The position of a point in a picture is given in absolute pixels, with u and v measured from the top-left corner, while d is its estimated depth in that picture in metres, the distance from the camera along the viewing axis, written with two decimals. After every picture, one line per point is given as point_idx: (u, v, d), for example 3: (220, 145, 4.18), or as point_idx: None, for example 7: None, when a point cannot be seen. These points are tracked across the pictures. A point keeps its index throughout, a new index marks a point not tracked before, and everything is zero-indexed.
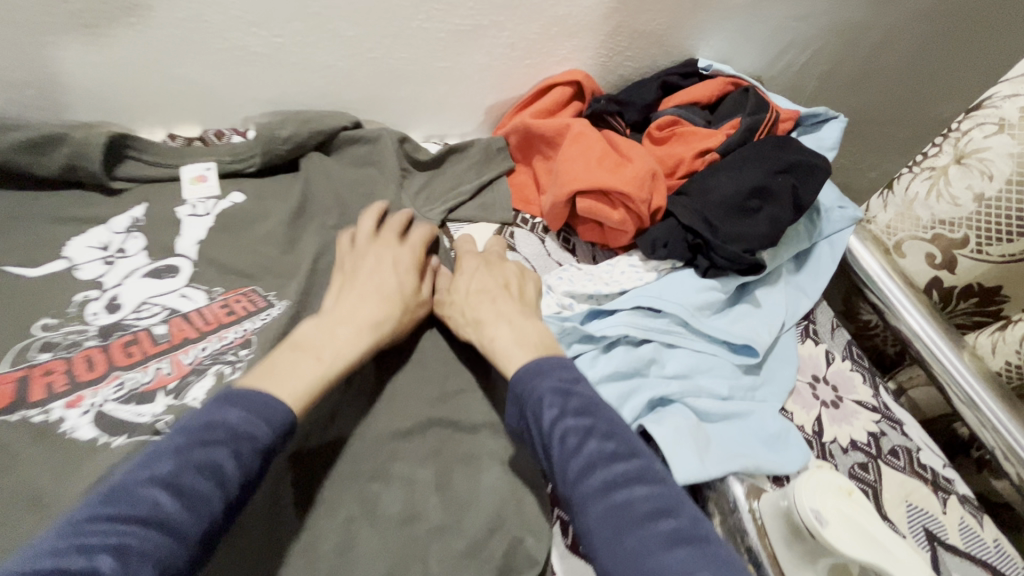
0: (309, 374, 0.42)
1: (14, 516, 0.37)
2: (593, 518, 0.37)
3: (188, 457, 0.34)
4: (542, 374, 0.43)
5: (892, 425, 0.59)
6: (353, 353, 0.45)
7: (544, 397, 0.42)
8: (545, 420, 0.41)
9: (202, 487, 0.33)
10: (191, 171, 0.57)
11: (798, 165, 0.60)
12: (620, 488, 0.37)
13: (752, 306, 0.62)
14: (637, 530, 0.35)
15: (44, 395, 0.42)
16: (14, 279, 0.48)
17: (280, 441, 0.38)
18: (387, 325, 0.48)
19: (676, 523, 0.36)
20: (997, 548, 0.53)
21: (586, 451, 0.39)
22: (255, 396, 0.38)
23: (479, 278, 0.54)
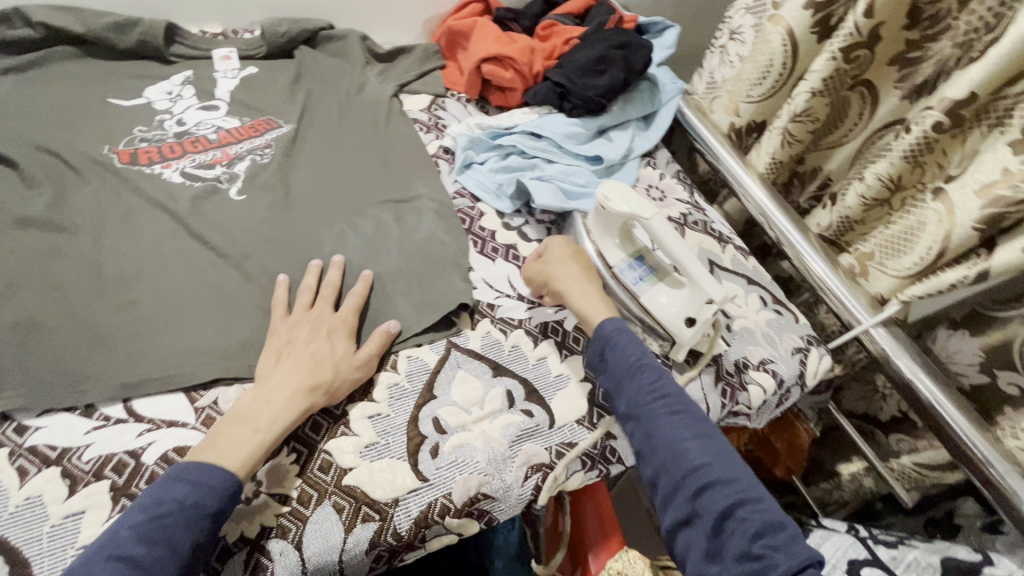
0: (250, 447, 0.47)
1: (144, 211, 0.64)
2: (664, 429, 0.52)
3: (143, 532, 0.41)
4: (622, 331, 0.59)
5: (697, 210, 0.90)
6: (289, 423, 0.50)
7: (624, 348, 0.57)
8: (632, 361, 0.56)
9: (153, 556, 0.40)
10: (220, 52, 0.84)
11: (629, 44, 0.90)
12: (679, 416, 0.53)
13: (607, 140, 0.91)
14: (696, 441, 0.52)
15: (149, 161, 0.69)
16: (115, 106, 0.74)
17: (227, 505, 0.45)
18: (322, 386, 0.52)
19: (720, 442, 0.53)
20: (754, 270, 0.83)
21: (658, 388, 0.55)
22: (201, 469, 0.45)
23: (568, 254, 0.67)
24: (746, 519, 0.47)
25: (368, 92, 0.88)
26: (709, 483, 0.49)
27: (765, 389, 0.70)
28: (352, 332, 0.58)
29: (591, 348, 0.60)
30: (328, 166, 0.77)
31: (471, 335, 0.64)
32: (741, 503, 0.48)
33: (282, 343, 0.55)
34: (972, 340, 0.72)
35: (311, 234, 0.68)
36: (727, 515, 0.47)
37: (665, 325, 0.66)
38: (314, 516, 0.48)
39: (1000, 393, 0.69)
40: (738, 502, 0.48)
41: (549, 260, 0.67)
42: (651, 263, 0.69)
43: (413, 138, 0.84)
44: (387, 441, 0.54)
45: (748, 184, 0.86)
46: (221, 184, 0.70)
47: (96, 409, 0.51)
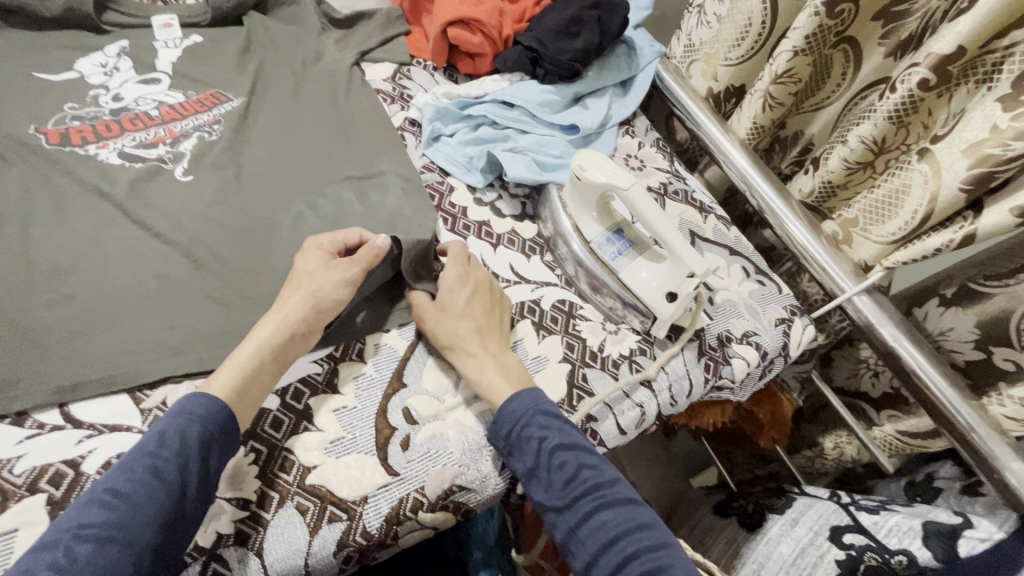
0: (227, 371, 0.46)
1: (80, 196, 0.59)
2: (588, 518, 0.47)
3: (128, 466, 0.40)
4: (534, 409, 0.50)
5: (677, 178, 0.87)
6: (258, 339, 0.49)
7: (532, 433, 0.49)
8: (541, 448, 0.49)
9: (139, 485, 0.39)
10: (159, 20, 0.78)
11: (604, 4, 0.85)
12: (600, 509, 0.47)
13: (582, 108, 0.87)
14: (623, 526, 0.46)
15: (82, 142, 0.64)
16: (44, 81, 0.68)
17: (217, 435, 0.44)
18: (294, 295, 0.52)
19: (651, 524, 0.47)
20: (736, 239, 0.80)
21: (572, 476, 0.48)
22: (183, 403, 0.44)
23: (459, 313, 0.56)
24: None
25: (325, 61, 0.82)
26: None
27: (748, 362, 0.68)
28: (335, 247, 0.56)
29: (496, 432, 0.51)
30: (284, 141, 0.71)
31: None
32: None
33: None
34: (965, 316, 0.69)
35: (268, 216, 0.63)
36: None
37: (645, 301, 0.64)
38: (276, 519, 0.45)
39: (994, 368, 0.68)
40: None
41: (443, 318, 0.56)
42: (630, 236, 0.67)
43: (377, 110, 0.78)
44: (352, 435, 0.50)
45: (729, 151, 0.83)
46: (165, 165, 0.64)
47: (28, 417, 0.46)
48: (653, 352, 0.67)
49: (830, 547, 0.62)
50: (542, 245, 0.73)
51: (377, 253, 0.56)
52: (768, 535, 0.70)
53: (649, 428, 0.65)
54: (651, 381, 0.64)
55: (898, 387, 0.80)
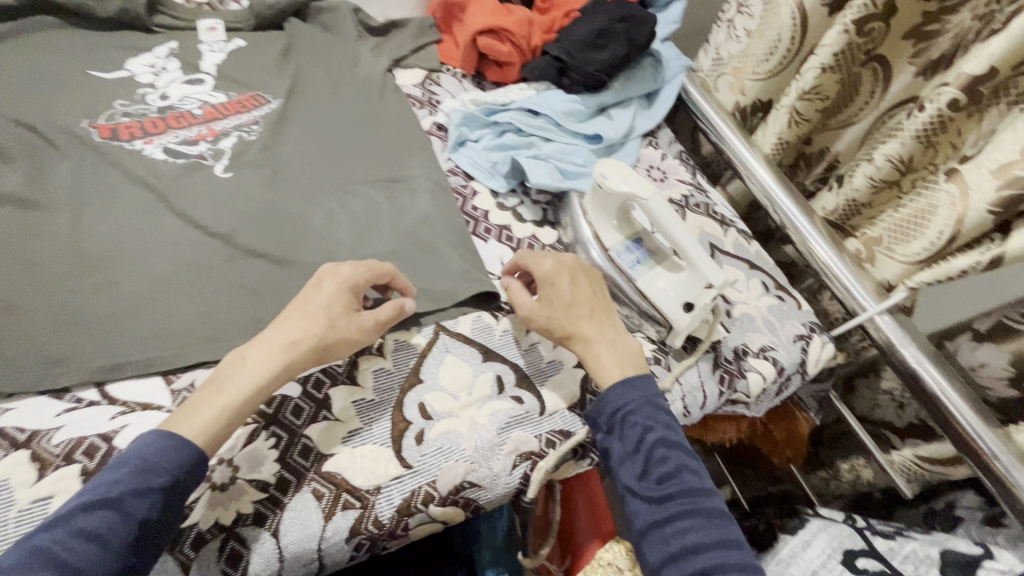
0: (210, 415, 0.44)
1: (125, 186, 0.62)
2: (677, 518, 0.48)
3: (80, 520, 0.37)
4: (644, 401, 0.53)
5: (698, 191, 0.87)
6: (259, 383, 0.46)
7: (639, 424, 0.52)
8: (643, 441, 0.51)
9: (87, 542, 0.37)
10: (205, 24, 0.82)
11: (632, 17, 0.86)
12: (690, 513, 0.48)
13: (607, 118, 0.88)
14: (711, 537, 0.46)
15: (130, 137, 0.67)
16: (97, 78, 0.72)
17: (183, 484, 0.41)
18: (307, 341, 0.48)
19: (739, 543, 0.47)
20: (757, 254, 0.80)
21: (670, 475, 0.49)
22: (153, 444, 0.41)
23: (570, 300, 0.57)
24: None
25: (361, 66, 0.85)
26: None
27: (764, 377, 0.68)
28: (364, 288, 0.54)
29: (602, 412, 0.54)
30: (317, 141, 0.74)
31: (460, 319, 0.62)
32: None
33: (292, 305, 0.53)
34: (998, 352, 0.68)
35: (300, 213, 0.66)
36: None
37: (662, 310, 0.64)
38: (292, 502, 0.46)
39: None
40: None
41: (552, 311, 0.57)
42: (649, 246, 0.68)
43: (406, 114, 0.81)
44: (369, 427, 0.52)
45: (753, 166, 0.83)
46: (206, 161, 0.68)
47: (69, 392, 0.49)
48: (668, 361, 0.67)
49: (845, 570, 0.60)
50: (564, 251, 0.74)
51: (399, 313, 0.55)
52: (779, 556, 0.68)
53: None
54: (666, 391, 0.64)
55: (924, 418, 0.78)
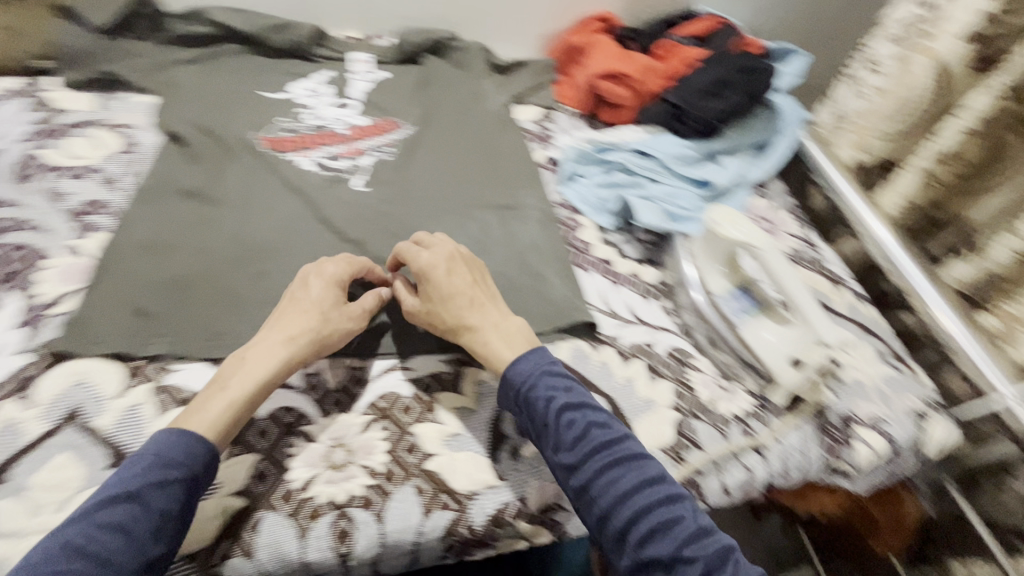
0: (217, 409, 0.47)
1: (282, 191, 0.71)
2: (598, 476, 0.48)
3: (109, 515, 0.40)
4: (539, 370, 0.53)
5: (808, 247, 0.84)
6: (262, 374, 0.49)
7: (541, 394, 0.51)
8: (550, 410, 0.50)
9: (115, 535, 0.40)
10: (357, 57, 0.94)
11: (754, 69, 0.87)
12: (612, 464, 0.48)
13: (716, 165, 0.88)
14: (634, 482, 0.48)
15: (287, 149, 0.77)
16: (266, 97, 0.84)
17: (200, 476, 0.44)
18: (303, 335, 0.52)
19: (663, 476, 0.49)
20: (871, 319, 0.76)
21: (584, 435, 0.50)
22: (166, 441, 0.44)
23: (449, 291, 0.57)
24: (695, 561, 0.44)
25: (485, 100, 0.92)
26: (652, 529, 0.46)
27: (874, 451, 0.63)
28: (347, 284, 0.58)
29: (507, 394, 0.53)
30: (442, 166, 0.81)
31: (560, 344, 0.64)
32: (687, 542, 0.45)
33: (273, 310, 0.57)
34: None
35: (422, 229, 0.72)
36: (676, 560, 0.44)
37: (766, 363, 0.63)
38: (397, 493, 0.49)
39: None
40: (686, 543, 0.45)
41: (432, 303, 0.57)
42: (756, 296, 0.68)
43: (523, 147, 0.86)
44: (471, 434, 0.54)
45: (871, 225, 0.85)
46: (348, 175, 0.76)
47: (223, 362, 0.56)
48: (767, 417, 0.63)
49: None
50: (664, 291, 0.74)
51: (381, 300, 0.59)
52: None
53: (754, 495, 0.62)
54: (764, 448, 0.61)
55: None
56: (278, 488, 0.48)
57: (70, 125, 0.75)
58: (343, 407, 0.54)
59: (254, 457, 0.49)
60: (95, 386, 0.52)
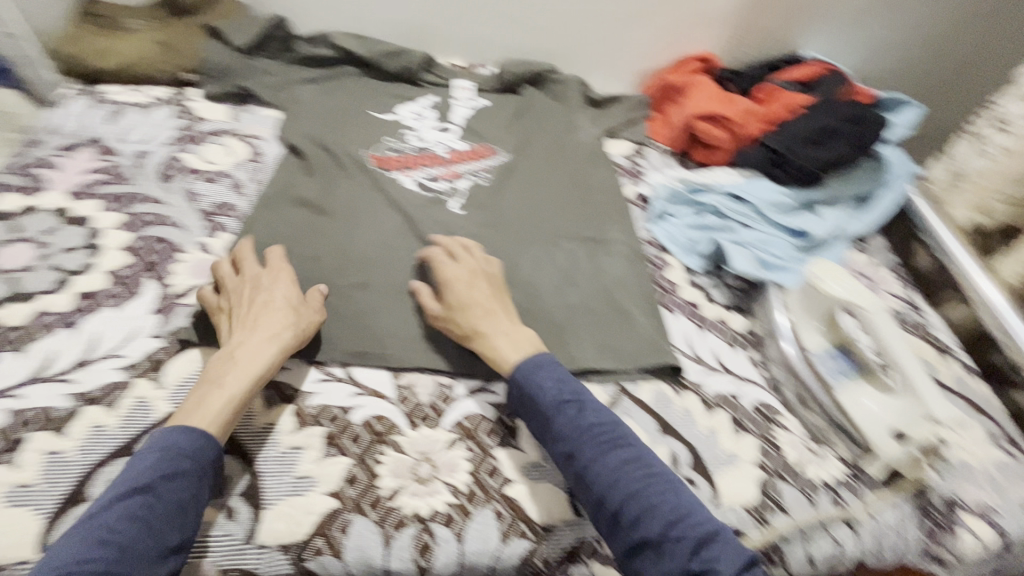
0: (217, 406, 0.50)
1: (385, 208, 0.76)
2: (592, 463, 0.50)
3: (127, 507, 0.43)
4: (541, 364, 0.56)
5: (912, 309, 0.79)
6: (257, 371, 0.53)
7: (543, 386, 0.54)
8: (552, 400, 0.53)
9: (133, 524, 0.42)
10: (460, 83, 0.98)
11: (864, 118, 0.84)
12: (607, 450, 0.51)
13: (814, 215, 0.85)
14: (624, 467, 0.50)
15: (391, 168, 0.82)
16: (376, 118, 0.89)
17: (208, 468, 0.47)
18: (288, 333, 0.56)
19: (651, 463, 0.51)
20: (982, 395, 0.71)
21: (580, 423, 0.52)
22: (173, 437, 0.47)
23: (465, 297, 0.60)
24: (682, 539, 0.46)
25: (579, 132, 0.94)
26: (642, 510, 0.47)
27: (982, 541, 0.57)
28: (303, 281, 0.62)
29: (512, 392, 0.56)
30: (534, 194, 0.83)
31: (643, 385, 0.64)
32: (675, 521, 0.47)
33: (237, 305, 0.58)
34: None
35: (513, 256, 0.74)
36: (664, 539, 0.46)
37: (864, 431, 0.60)
38: (477, 515, 0.50)
39: None
40: (674, 523, 0.47)
41: (448, 312, 0.60)
42: (857, 359, 0.65)
43: (614, 181, 0.87)
44: (550, 465, 0.55)
45: (986, 291, 0.80)
46: (446, 197, 0.79)
47: (323, 365, 0.59)
48: (860, 489, 0.60)
49: None
50: (752, 342, 0.72)
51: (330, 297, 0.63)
52: None
53: (841, 571, 0.58)
54: (856, 521, 0.57)
55: None
56: (367, 493, 0.50)
57: (207, 132, 0.83)
58: (430, 422, 0.56)
59: (347, 460, 0.52)
60: None
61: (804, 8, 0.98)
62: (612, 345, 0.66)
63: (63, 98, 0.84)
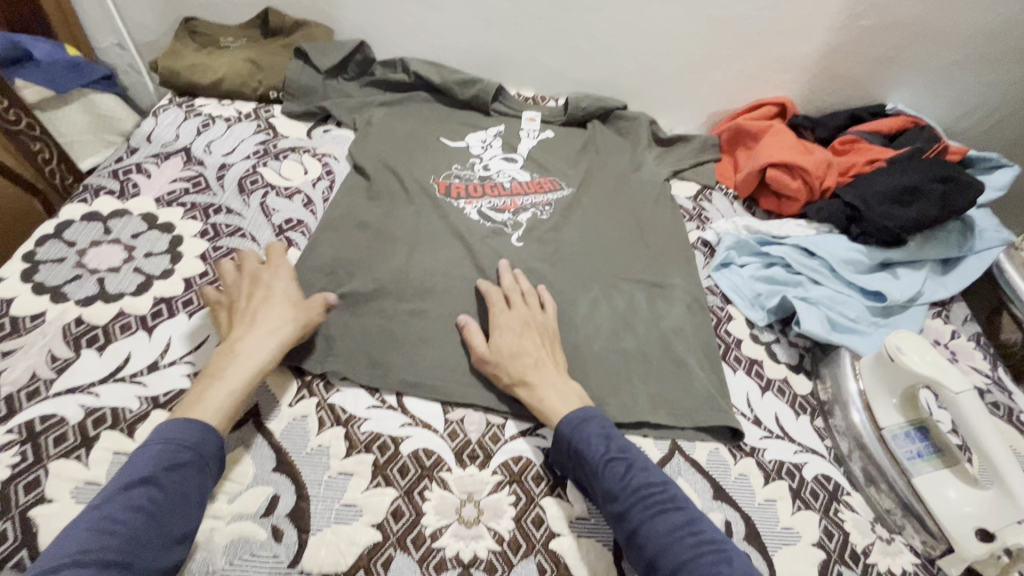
0: (220, 398, 0.52)
1: (448, 235, 0.76)
2: (643, 526, 0.48)
3: (130, 496, 0.44)
4: (588, 418, 0.54)
5: (999, 389, 0.73)
6: (260, 365, 0.55)
7: (591, 440, 0.53)
8: (599, 455, 0.51)
9: (137, 514, 0.43)
10: (528, 114, 0.98)
11: (954, 179, 0.79)
12: (657, 512, 0.48)
13: (891, 276, 0.80)
14: (676, 531, 0.47)
15: (455, 196, 0.83)
16: (445, 144, 0.91)
17: (210, 459, 0.49)
18: (291, 331, 0.58)
19: (704, 526, 0.48)
20: None
21: (629, 482, 0.50)
22: (176, 428, 0.49)
23: (517, 342, 0.60)
24: None
25: (644, 171, 0.92)
26: None
27: None
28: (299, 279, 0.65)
29: (559, 447, 0.54)
30: (594, 232, 0.82)
31: (698, 444, 0.62)
32: None
33: (237, 300, 0.60)
34: None
35: (571, 294, 0.73)
36: None
37: (942, 522, 0.55)
38: (519, 565, 0.49)
39: None
40: None
41: (498, 357, 0.59)
42: (936, 441, 0.61)
43: (679, 225, 0.85)
44: (596, 520, 0.53)
45: None
46: (507, 229, 0.80)
47: (378, 392, 0.60)
48: None
49: None
50: (816, 407, 0.68)
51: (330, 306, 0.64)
52: None
53: None
54: None
55: None
56: (412, 530, 0.50)
57: (285, 149, 0.86)
58: (478, 462, 0.55)
59: (393, 492, 0.52)
60: (273, 392, 0.58)
61: (893, 59, 0.94)
62: (668, 398, 0.64)
63: (160, 108, 0.90)
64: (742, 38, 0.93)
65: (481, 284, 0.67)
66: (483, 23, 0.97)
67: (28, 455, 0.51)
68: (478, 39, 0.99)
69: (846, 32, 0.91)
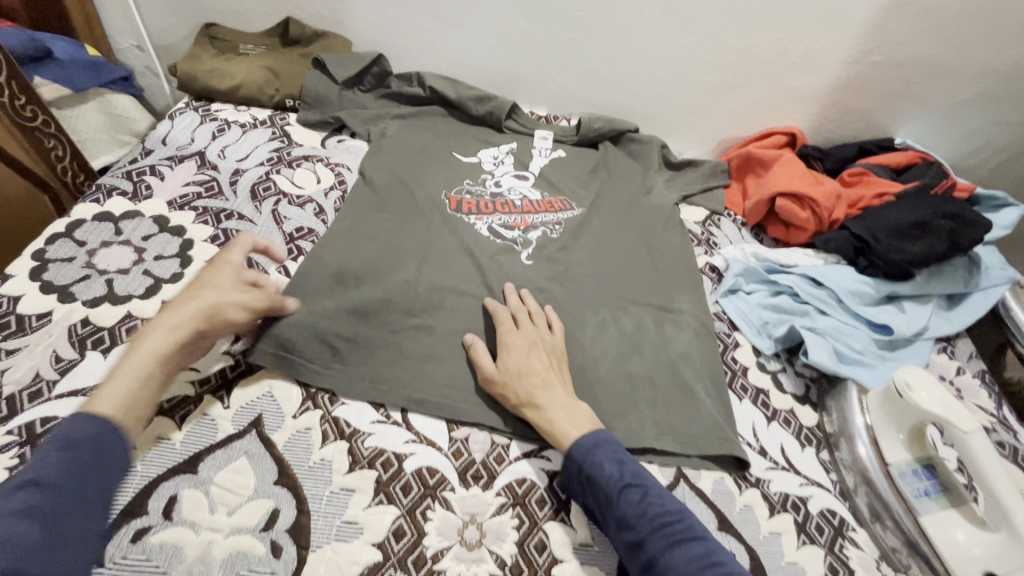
0: (111, 385, 0.50)
1: (457, 250, 0.77)
2: (660, 557, 0.47)
3: (16, 501, 0.41)
4: (601, 444, 0.54)
5: (1005, 429, 0.73)
6: (158, 348, 0.52)
7: (605, 468, 0.52)
8: (612, 483, 0.51)
9: (24, 518, 0.41)
10: (540, 133, 0.99)
11: (960, 216, 0.80)
12: (673, 544, 0.47)
13: (897, 310, 0.80)
14: (693, 563, 0.46)
15: (465, 212, 0.83)
16: (457, 159, 0.92)
17: (111, 455, 0.47)
18: (200, 313, 0.55)
19: (721, 557, 0.47)
20: None
21: (645, 511, 0.49)
22: (70, 428, 0.46)
23: (526, 362, 0.60)
24: None
25: (654, 194, 0.93)
26: None
27: None
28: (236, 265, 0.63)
29: (571, 473, 0.54)
30: (603, 253, 0.82)
31: (703, 473, 0.61)
32: None
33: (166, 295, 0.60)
34: None
35: (578, 314, 0.73)
36: None
37: (948, 563, 0.55)
38: None
39: None
40: None
41: (506, 377, 0.59)
42: (942, 479, 0.61)
43: (687, 249, 0.85)
44: (600, 548, 0.52)
45: None
46: (517, 247, 0.80)
47: (383, 407, 0.59)
48: None
49: None
50: (822, 440, 0.67)
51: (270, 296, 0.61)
52: None
53: None
54: None
55: None
56: (413, 550, 0.50)
57: (298, 157, 0.87)
58: (482, 483, 0.55)
59: (395, 511, 0.52)
60: (277, 403, 0.58)
61: (903, 94, 0.95)
62: (673, 424, 0.64)
63: (176, 111, 0.91)
64: (754, 68, 0.94)
65: (488, 302, 0.67)
66: (500, 41, 0.98)
67: (27, 458, 0.50)
68: (493, 56, 1.00)
69: (857, 66, 0.92)
